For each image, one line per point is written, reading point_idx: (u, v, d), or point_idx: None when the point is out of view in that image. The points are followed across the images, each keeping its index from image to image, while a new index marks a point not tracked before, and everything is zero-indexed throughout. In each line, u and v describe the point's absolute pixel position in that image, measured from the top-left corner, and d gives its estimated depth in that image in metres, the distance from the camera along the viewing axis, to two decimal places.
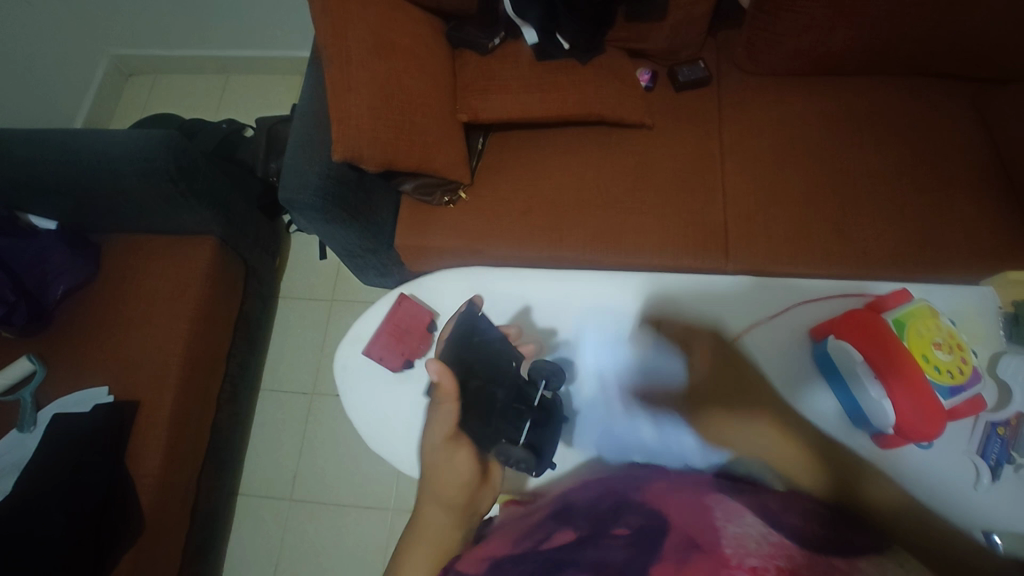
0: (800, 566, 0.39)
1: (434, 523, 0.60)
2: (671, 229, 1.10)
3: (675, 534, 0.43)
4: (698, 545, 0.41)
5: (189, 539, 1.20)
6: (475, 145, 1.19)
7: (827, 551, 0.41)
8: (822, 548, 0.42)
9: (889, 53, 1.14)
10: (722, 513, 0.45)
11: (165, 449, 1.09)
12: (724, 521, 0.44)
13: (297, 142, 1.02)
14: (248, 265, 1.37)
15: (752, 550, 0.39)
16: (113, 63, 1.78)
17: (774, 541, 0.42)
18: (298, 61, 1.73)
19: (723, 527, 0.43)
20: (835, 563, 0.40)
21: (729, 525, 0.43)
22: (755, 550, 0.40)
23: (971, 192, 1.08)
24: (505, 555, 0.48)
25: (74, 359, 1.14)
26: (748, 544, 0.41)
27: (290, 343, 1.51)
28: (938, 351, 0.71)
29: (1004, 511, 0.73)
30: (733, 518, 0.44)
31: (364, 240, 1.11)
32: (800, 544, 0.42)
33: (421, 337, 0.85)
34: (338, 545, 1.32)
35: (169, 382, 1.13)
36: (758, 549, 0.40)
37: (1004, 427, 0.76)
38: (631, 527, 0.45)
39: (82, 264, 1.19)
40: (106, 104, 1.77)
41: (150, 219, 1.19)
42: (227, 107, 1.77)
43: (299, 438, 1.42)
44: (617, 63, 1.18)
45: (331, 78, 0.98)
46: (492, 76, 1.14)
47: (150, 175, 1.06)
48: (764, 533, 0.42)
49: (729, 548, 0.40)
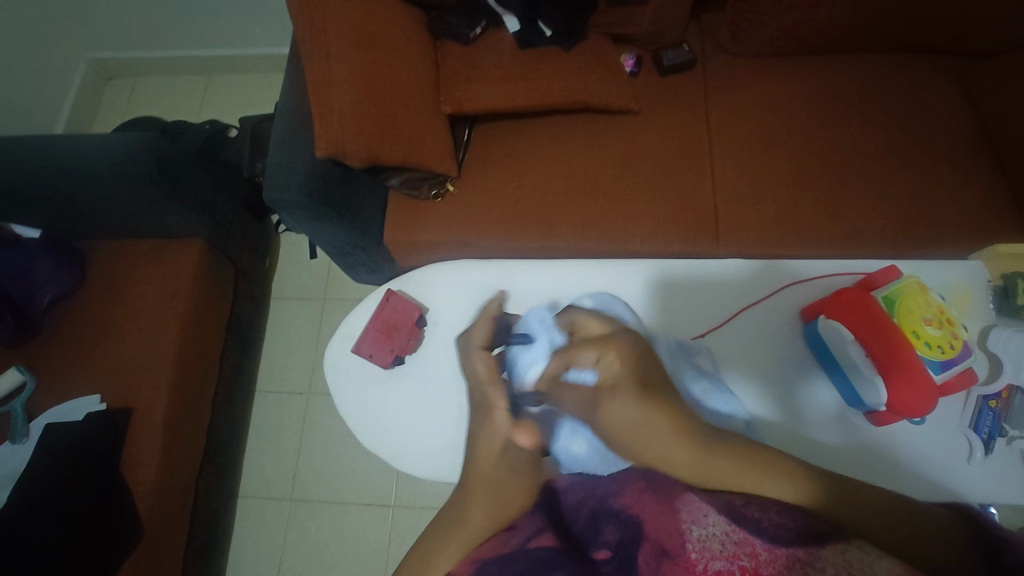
0: (763, 565, 0.40)
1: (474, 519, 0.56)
2: (661, 214, 1.09)
3: (649, 543, 0.44)
4: (668, 551, 0.43)
5: (190, 543, 1.19)
6: (461, 137, 1.18)
7: (791, 538, 0.42)
8: (785, 540, 0.42)
9: (873, 29, 1.13)
10: (687, 514, 0.45)
11: (160, 456, 1.09)
12: (691, 523, 0.45)
13: (279, 142, 1.00)
14: (238, 266, 1.36)
15: (716, 554, 0.41)
16: (90, 66, 1.75)
17: (738, 539, 0.43)
18: (280, 58, 1.71)
19: (688, 530, 0.44)
20: (797, 554, 0.40)
21: (694, 528, 0.44)
22: (719, 553, 0.42)
23: (959, 166, 1.08)
24: (490, 560, 0.48)
25: (64, 368, 1.13)
26: (712, 549, 0.42)
27: (284, 343, 1.50)
28: (928, 327, 0.71)
29: (998, 483, 0.74)
30: (698, 518, 0.45)
31: (352, 237, 1.10)
32: (769, 538, 0.42)
33: (410, 332, 0.85)
34: (340, 543, 1.32)
35: (161, 388, 1.12)
36: (722, 553, 0.42)
37: (996, 399, 0.76)
38: (610, 544, 0.46)
39: (67, 271, 1.17)
40: (86, 108, 1.74)
41: (134, 223, 1.18)
42: (210, 108, 1.75)
43: (297, 438, 1.41)
44: (601, 49, 1.17)
45: (311, 74, 0.96)
46: (475, 67, 1.12)
47: (131, 179, 1.04)
48: (728, 532, 0.43)
49: (694, 552, 0.42)
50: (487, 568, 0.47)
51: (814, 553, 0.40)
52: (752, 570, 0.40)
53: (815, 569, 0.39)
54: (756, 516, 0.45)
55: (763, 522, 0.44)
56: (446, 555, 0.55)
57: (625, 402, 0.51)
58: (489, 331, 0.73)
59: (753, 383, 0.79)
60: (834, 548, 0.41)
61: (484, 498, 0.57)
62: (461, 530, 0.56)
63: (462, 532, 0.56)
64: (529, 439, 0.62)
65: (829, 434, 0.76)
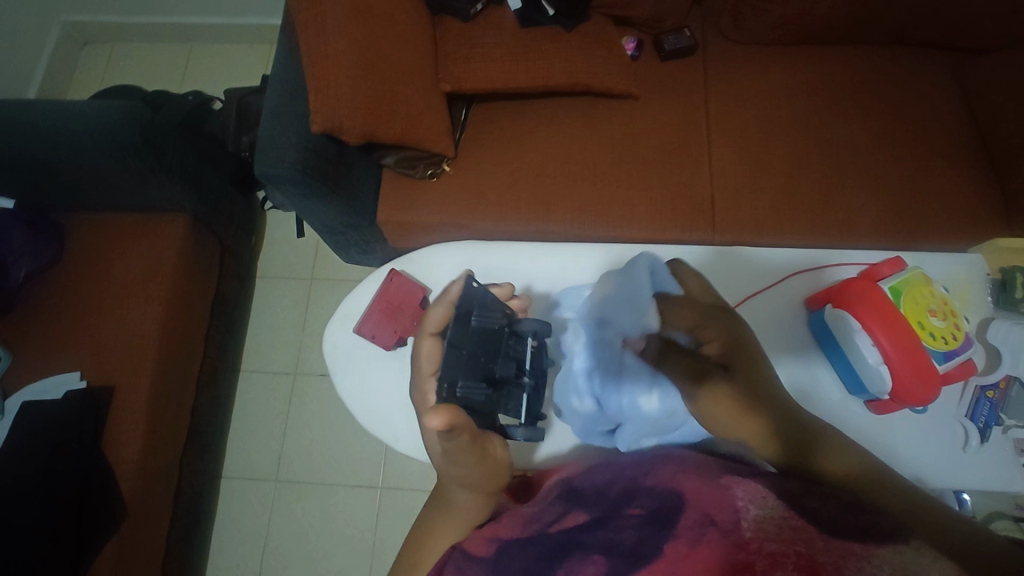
0: (819, 552, 0.37)
1: (448, 527, 0.60)
2: (658, 200, 1.09)
3: (695, 513, 0.43)
4: (716, 521, 0.42)
5: (173, 524, 1.17)
6: (458, 116, 1.15)
7: (851, 535, 0.40)
8: (843, 534, 0.40)
9: (874, 21, 1.13)
10: (745, 493, 0.45)
11: (144, 434, 1.06)
12: (744, 502, 0.43)
13: (272, 114, 0.97)
14: (224, 243, 1.32)
15: (772, 536, 0.39)
16: (66, 30, 1.67)
17: (795, 525, 0.40)
18: (268, 28, 1.65)
19: (743, 507, 0.42)
20: (854, 548, 0.38)
21: (749, 508, 0.42)
22: (774, 535, 0.39)
23: (952, 161, 1.09)
24: (511, 539, 0.48)
25: (42, 344, 1.09)
26: (768, 530, 0.40)
27: (270, 323, 1.47)
28: (933, 318, 0.72)
29: (985, 472, 0.76)
30: (755, 500, 0.44)
31: (345, 216, 1.07)
32: (825, 530, 0.40)
33: (414, 313, 0.83)
34: (327, 525, 1.31)
35: (146, 364, 1.09)
36: (777, 536, 0.39)
37: (993, 390, 0.79)
38: (643, 507, 0.46)
39: (46, 244, 1.12)
40: (61, 75, 1.67)
41: (116, 195, 1.13)
42: (193, 78, 1.69)
43: (283, 420, 1.39)
44: (603, 31, 1.15)
45: (307, 44, 0.93)
46: (475, 44, 1.10)
47: (115, 148, 1.00)
48: (784, 516, 0.41)
49: (748, 529, 0.40)
50: (506, 549, 0.47)
51: (870, 550, 0.38)
52: (808, 556, 0.37)
53: (871, 565, 0.36)
54: (815, 507, 0.44)
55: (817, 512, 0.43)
56: (443, 530, 0.60)
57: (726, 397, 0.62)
58: (445, 315, 0.67)
59: None
60: (892, 549, 0.38)
61: (459, 489, 0.61)
62: (447, 509, 0.61)
63: (453, 514, 0.61)
64: (440, 418, 0.54)
65: (813, 404, 0.78)
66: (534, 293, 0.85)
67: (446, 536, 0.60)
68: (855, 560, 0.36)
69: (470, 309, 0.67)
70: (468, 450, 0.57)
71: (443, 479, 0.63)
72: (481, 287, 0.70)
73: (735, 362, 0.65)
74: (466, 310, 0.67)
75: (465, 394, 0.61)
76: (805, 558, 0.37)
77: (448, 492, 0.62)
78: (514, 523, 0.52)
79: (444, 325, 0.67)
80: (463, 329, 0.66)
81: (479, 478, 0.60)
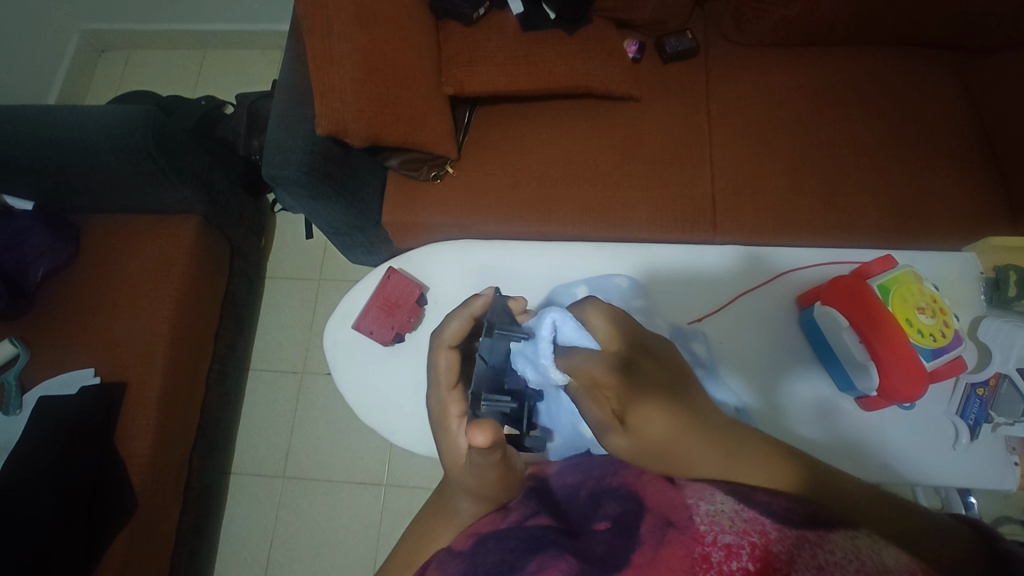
0: (772, 542, 0.39)
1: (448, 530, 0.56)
2: (659, 201, 1.10)
3: (653, 516, 0.44)
4: (674, 521, 0.42)
5: (182, 518, 1.20)
6: (462, 119, 1.17)
7: (800, 525, 0.40)
8: (795, 522, 0.40)
9: (875, 22, 1.13)
10: (693, 491, 0.45)
11: (154, 430, 1.09)
12: (698, 499, 0.44)
13: (278, 118, 0.99)
14: (233, 244, 1.35)
15: (726, 529, 0.40)
16: (84, 38, 1.72)
17: (748, 517, 0.41)
18: (278, 34, 1.69)
19: (696, 505, 0.43)
20: (807, 536, 0.39)
21: (702, 504, 0.43)
22: (729, 528, 0.40)
23: (955, 161, 1.09)
24: (487, 533, 0.49)
25: (57, 341, 1.12)
26: (722, 523, 0.41)
27: (279, 323, 1.50)
28: (921, 315, 0.72)
29: (977, 470, 0.76)
30: (706, 496, 0.44)
31: (349, 217, 1.09)
32: (777, 520, 0.40)
33: (411, 310, 0.85)
34: (332, 521, 1.33)
35: (156, 361, 1.12)
36: (732, 528, 0.40)
37: (983, 387, 0.78)
38: (610, 517, 0.46)
39: (62, 245, 1.16)
40: (80, 81, 1.72)
41: (128, 197, 1.16)
42: (206, 84, 1.73)
43: (290, 417, 1.42)
44: (603, 34, 1.16)
45: (312, 49, 0.96)
46: (478, 48, 1.12)
47: (126, 151, 1.03)
48: (737, 510, 0.42)
49: (703, 524, 0.41)
50: (484, 543, 0.48)
51: (823, 536, 0.38)
52: (762, 547, 0.38)
53: (825, 551, 0.37)
54: (766, 501, 0.43)
55: (770, 505, 0.43)
56: (443, 531, 0.56)
57: (657, 411, 0.51)
58: (464, 327, 0.71)
59: (746, 365, 0.81)
60: (843, 534, 0.39)
61: (466, 498, 0.57)
62: (451, 515, 0.57)
63: (455, 517, 0.57)
64: (482, 436, 0.54)
65: (803, 403, 0.79)
66: (530, 291, 0.87)
67: (443, 537, 0.55)
68: (807, 551, 0.37)
69: (493, 323, 0.70)
70: (494, 467, 0.55)
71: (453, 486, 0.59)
72: (502, 298, 0.75)
73: (642, 360, 0.56)
74: (488, 324, 0.70)
75: (487, 410, 0.63)
76: (759, 549, 0.38)
77: (456, 500, 0.58)
78: (493, 521, 0.52)
79: (462, 337, 0.71)
80: (489, 343, 0.68)
81: (491, 490, 0.55)
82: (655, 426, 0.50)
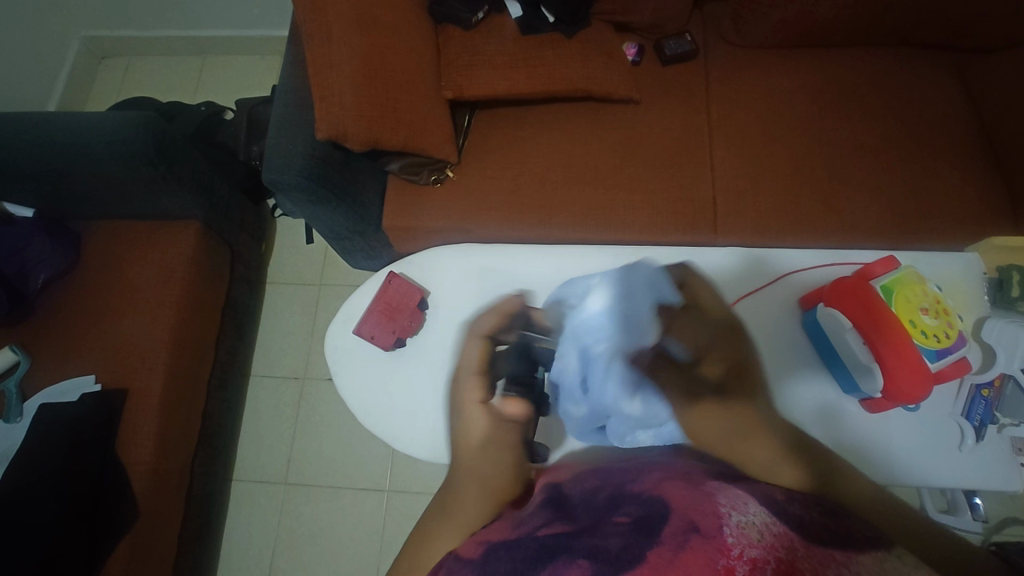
0: (798, 559, 0.38)
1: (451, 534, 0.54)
2: (660, 204, 1.10)
3: (680, 521, 0.43)
4: (699, 528, 0.42)
5: (184, 525, 1.19)
6: (461, 123, 1.17)
7: (832, 545, 0.39)
8: (825, 542, 0.40)
9: (875, 24, 1.13)
10: (728, 500, 0.45)
11: (155, 437, 1.08)
12: (731, 509, 0.43)
13: (278, 123, 0.99)
14: (234, 250, 1.35)
15: (754, 542, 0.39)
16: (84, 45, 1.72)
17: (777, 531, 0.41)
18: (278, 40, 1.69)
19: (728, 515, 0.42)
20: (835, 555, 0.38)
21: (733, 514, 0.43)
22: (757, 541, 0.40)
23: (957, 161, 1.09)
24: (499, 542, 0.48)
25: (58, 348, 1.12)
26: (750, 536, 0.40)
27: (280, 329, 1.50)
28: (926, 317, 0.72)
29: (982, 472, 0.76)
30: (739, 506, 0.44)
31: (350, 221, 1.09)
32: (806, 537, 0.41)
33: (412, 315, 0.85)
34: (335, 527, 1.33)
35: (158, 368, 1.12)
36: (759, 542, 0.40)
37: (989, 388, 0.78)
38: (631, 517, 0.46)
39: (62, 252, 1.16)
40: (79, 87, 1.72)
41: (129, 204, 1.16)
42: (206, 90, 1.73)
43: (292, 423, 1.41)
44: (602, 37, 1.16)
45: (312, 55, 0.96)
46: (477, 52, 1.12)
47: (127, 158, 1.03)
48: (768, 524, 0.41)
49: (731, 536, 0.40)
50: (494, 550, 0.47)
51: (851, 556, 0.38)
52: (788, 562, 0.38)
53: (852, 571, 0.37)
54: (799, 512, 0.44)
55: (797, 519, 0.43)
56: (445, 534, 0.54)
57: (717, 414, 0.59)
58: (498, 320, 0.70)
59: None
60: (871, 555, 0.38)
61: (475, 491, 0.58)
62: (455, 513, 0.56)
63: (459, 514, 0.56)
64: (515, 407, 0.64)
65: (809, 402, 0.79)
66: (532, 294, 0.86)
67: (450, 537, 0.54)
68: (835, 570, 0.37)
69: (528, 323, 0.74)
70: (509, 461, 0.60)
71: (462, 477, 0.59)
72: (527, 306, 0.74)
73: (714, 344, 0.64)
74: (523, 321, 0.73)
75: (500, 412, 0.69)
76: (784, 564, 0.38)
77: (461, 492, 0.58)
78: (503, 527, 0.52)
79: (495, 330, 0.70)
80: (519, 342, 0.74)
81: (502, 484, 0.58)
82: (718, 423, 0.58)
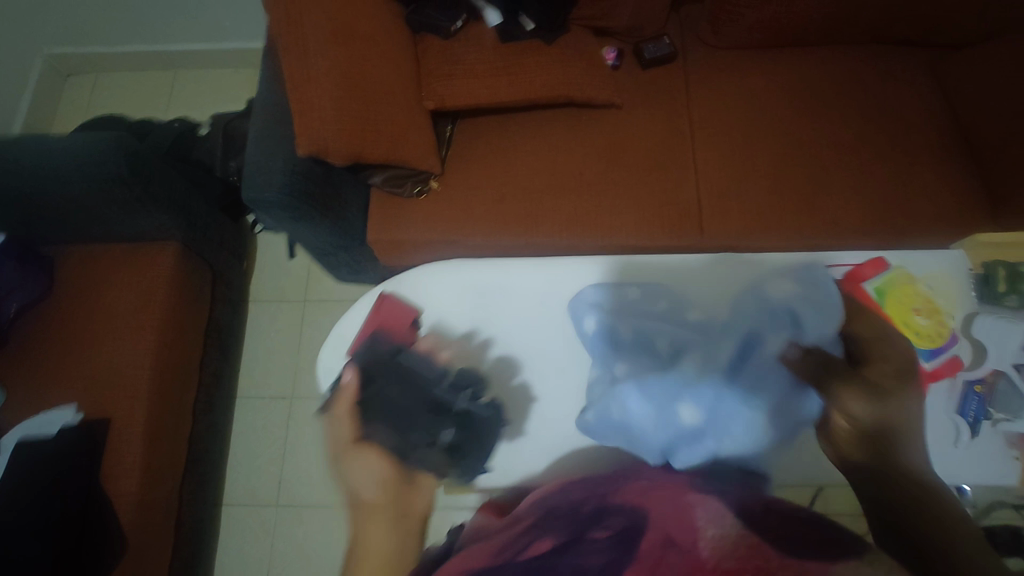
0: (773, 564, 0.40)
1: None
2: (645, 209, 1.10)
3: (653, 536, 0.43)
4: (676, 541, 0.42)
5: (174, 556, 1.16)
6: (443, 133, 1.16)
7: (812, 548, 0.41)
8: (801, 547, 0.41)
9: (850, 22, 1.15)
10: (704, 514, 0.45)
11: (140, 467, 1.05)
12: (705, 522, 0.44)
13: (257, 138, 0.97)
14: (215, 269, 1.32)
15: (728, 554, 0.40)
16: (49, 64, 1.67)
17: (749, 541, 0.42)
18: (252, 52, 1.66)
19: (703, 528, 0.43)
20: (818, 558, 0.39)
21: (708, 527, 0.43)
22: (732, 554, 0.41)
23: (933, 157, 1.11)
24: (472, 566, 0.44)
25: (35, 378, 1.09)
26: (725, 547, 0.41)
27: (265, 348, 1.47)
28: (918, 317, 0.81)
29: (976, 468, 0.77)
30: (716, 519, 0.44)
31: (333, 237, 1.07)
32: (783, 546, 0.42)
33: (406, 334, 0.84)
34: (329, 549, 1.30)
35: (140, 395, 1.08)
36: (734, 552, 0.41)
37: (981, 384, 0.79)
38: (610, 528, 0.45)
39: (35, 279, 1.12)
40: (46, 108, 1.67)
41: (102, 225, 1.12)
42: (179, 105, 1.69)
43: (281, 444, 1.39)
44: (582, 43, 1.16)
45: (290, 69, 0.95)
46: (457, 61, 1.11)
47: (100, 179, 1.00)
48: (739, 534, 0.43)
49: (707, 550, 0.41)
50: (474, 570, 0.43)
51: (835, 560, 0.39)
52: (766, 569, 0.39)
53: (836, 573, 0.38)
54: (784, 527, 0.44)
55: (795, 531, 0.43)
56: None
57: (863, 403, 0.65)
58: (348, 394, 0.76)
59: None
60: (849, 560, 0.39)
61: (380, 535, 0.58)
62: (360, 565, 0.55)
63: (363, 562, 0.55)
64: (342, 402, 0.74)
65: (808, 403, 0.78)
66: (525, 307, 0.86)
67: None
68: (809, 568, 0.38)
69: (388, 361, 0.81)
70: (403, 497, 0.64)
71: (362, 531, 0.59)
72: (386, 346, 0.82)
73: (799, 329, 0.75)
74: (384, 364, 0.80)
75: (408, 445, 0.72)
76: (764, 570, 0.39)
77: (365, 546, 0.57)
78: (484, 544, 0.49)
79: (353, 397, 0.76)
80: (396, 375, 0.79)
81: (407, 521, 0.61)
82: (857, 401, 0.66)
